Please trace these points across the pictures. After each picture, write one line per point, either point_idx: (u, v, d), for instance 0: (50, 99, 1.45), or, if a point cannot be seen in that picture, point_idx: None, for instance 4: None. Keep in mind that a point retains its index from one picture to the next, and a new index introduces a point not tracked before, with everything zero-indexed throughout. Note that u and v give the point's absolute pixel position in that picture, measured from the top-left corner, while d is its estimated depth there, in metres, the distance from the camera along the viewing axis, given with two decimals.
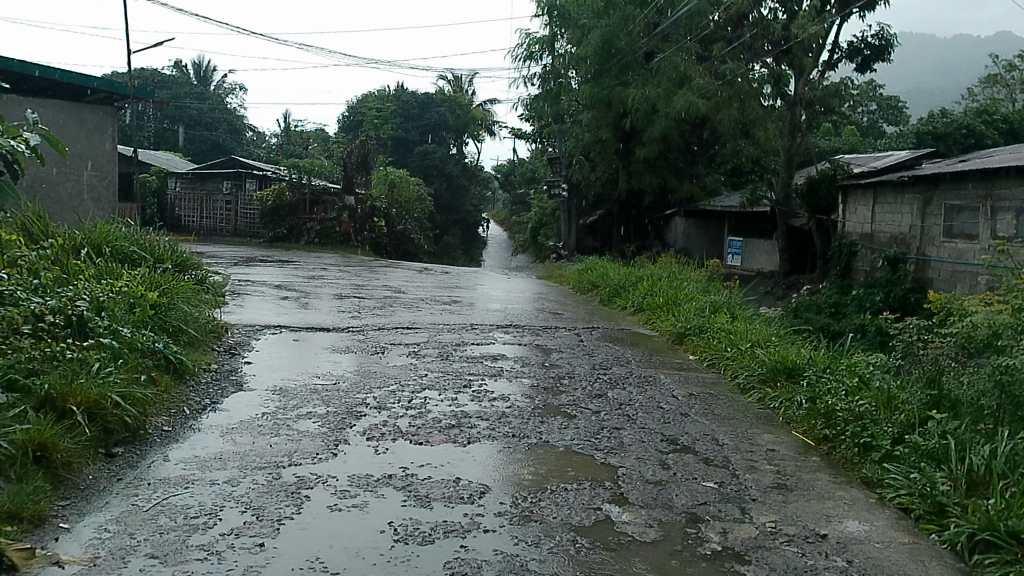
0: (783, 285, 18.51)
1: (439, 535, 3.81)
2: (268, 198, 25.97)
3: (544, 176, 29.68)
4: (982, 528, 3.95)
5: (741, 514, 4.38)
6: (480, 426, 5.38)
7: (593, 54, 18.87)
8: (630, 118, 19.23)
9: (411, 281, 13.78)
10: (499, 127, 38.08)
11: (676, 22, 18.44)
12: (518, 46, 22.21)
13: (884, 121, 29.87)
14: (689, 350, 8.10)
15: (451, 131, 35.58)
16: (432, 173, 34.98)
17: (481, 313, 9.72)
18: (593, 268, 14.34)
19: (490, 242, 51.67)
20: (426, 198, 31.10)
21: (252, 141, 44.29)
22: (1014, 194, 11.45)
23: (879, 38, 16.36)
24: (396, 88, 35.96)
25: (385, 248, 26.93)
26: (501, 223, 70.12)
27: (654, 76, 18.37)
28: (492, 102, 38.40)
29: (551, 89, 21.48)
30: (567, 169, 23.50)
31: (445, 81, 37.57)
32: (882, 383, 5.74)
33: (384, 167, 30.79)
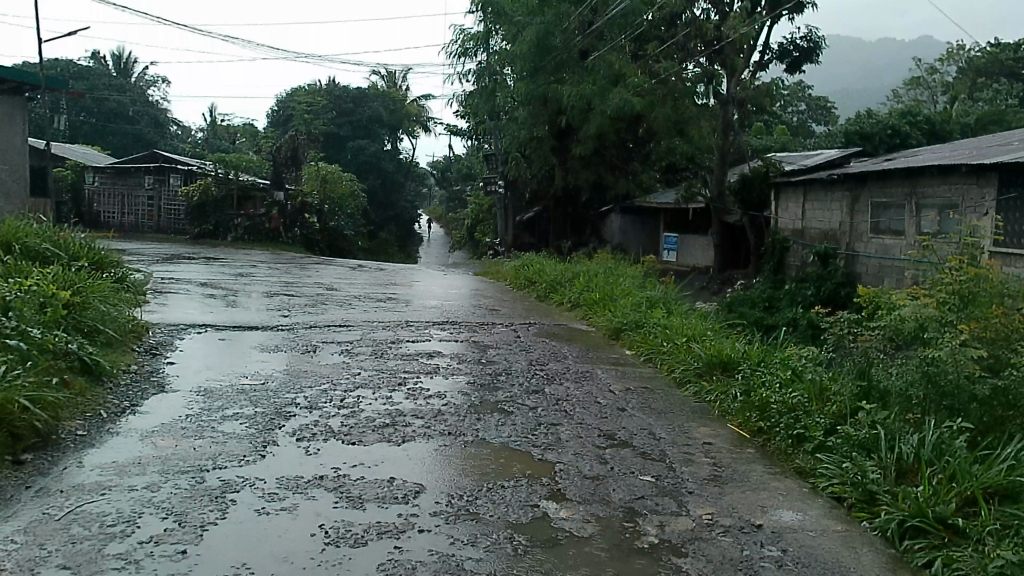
0: (717, 281, 18.87)
1: (371, 536, 3.70)
2: (194, 193, 25.24)
3: (481, 172, 29.69)
4: (912, 515, 4.08)
5: (678, 507, 4.38)
6: (415, 424, 5.27)
7: (528, 52, 18.90)
8: (566, 115, 19.33)
9: (343, 279, 13.48)
10: (435, 123, 37.88)
11: (611, 21, 18.52)
12: (452, 42, 22.14)
13: (814, 120, 30.93)
14: (625, 345, 8.15)
15: (385, 126, 35.18)
16: (366, 168, 34.58)
17: (416, 311, 9.58)
18: (531, 264, 14.36)
19: (426, 237, 51.43)
20: (361, 194, 30.74)
21: (175, 135, 43.11)
22: (938, 191, 11.96)
23: (807, 40, 16.85)
24: (327, 82, 35.42)
25: (317, 246, 26.51)
26: (438, 219, 69.78)
27: (589, 75, 18.50)
28: (426, 98, 38.19)
29: (487, 86, 21.45)
30: (503, 165, 23.48)
31: (379, 75, 37.01)
32: (814, 375, 5.89)
33: (315, 162, 30.33)
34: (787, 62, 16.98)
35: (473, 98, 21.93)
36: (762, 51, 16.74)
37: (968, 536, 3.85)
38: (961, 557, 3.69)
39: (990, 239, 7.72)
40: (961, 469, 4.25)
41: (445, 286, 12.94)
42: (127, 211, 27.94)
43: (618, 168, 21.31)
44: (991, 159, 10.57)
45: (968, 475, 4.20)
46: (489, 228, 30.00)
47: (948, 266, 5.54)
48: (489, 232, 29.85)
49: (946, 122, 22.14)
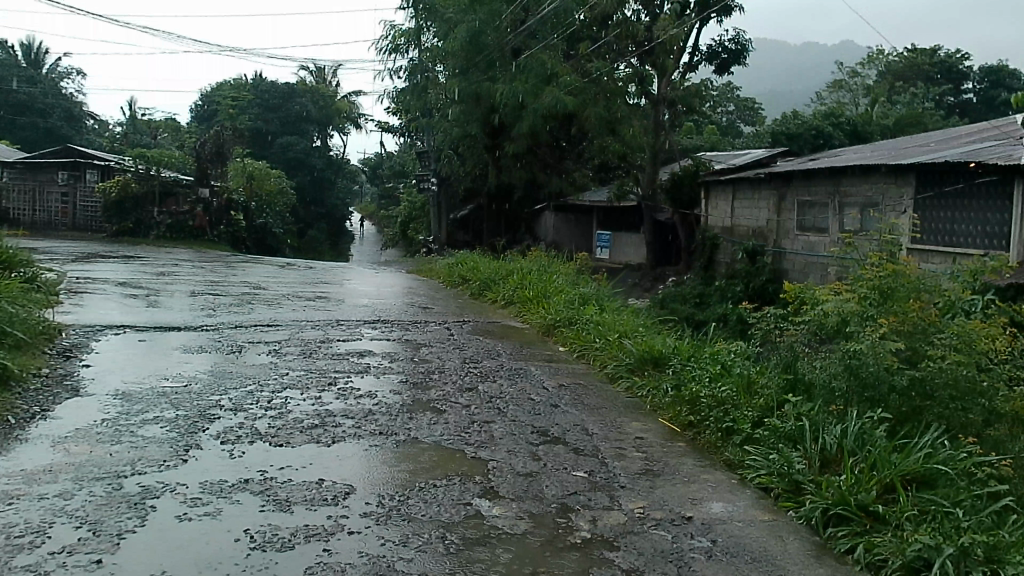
0: (649, 277, 19.16)
1: (299, 540, 3.61)
2: (112, 189, 24.32)
3: (413, 170, 29.49)
4: (834, 503, 4.20)
5: (610, 501, 4.41)
6: (345, 425, 5.18)
7: (460, 49, 18.85)
8: (499, 113, 19.37)
9: (272, 278, 13.16)
10: (365, 119, 37.50)
11: (543, 20, 18.64)
12: (383, 38, 22.00)
13: (741, 120, 31.73)
14: (559, 342, 8.19)
15: (314, 122, 34.59)
16: (295, 165, 33.93)
17: (347, 309, 9.43)
18: (463, 262, 14.31)
19: (358, 234, 50.83)
20: (289, 190, 30.22)
21: (91, 129, 41.47)
22: (859, 191, 12.43)
23: (734, 42, 17.35)
24: (253, 77, 34.62)
25: (243, 244, 26.01)
26: (368, 215, 69.03)
27: (521, 73, 18.56)
28: (357, 94, 37.77)
29: (418, 82, 21.38)
30: (436, 163, 23.38)
31: (309, 71, 36.37)
32: (742, 368, 6.03)
33: (241, 159, 29.63)
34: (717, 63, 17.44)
35: (405, 94, 21.93)
36: (692, 53, 17.12)
37: (888, 522, 4.00)
38: (881, 542, 3.82)
39: (906, 234, 8.04)
40: (881, 458, 4.40)
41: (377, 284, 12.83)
42: (39, 209, 26.73)
43: (551, 167, 21.47)
44: (909, 161, 11.03)
45: (887, 464, 4.35)
46: (421, 225, 29.84)
47: (867, 262, 5.67)
48: (422, 229, 29.67)
49: (867, 124, 22.98)
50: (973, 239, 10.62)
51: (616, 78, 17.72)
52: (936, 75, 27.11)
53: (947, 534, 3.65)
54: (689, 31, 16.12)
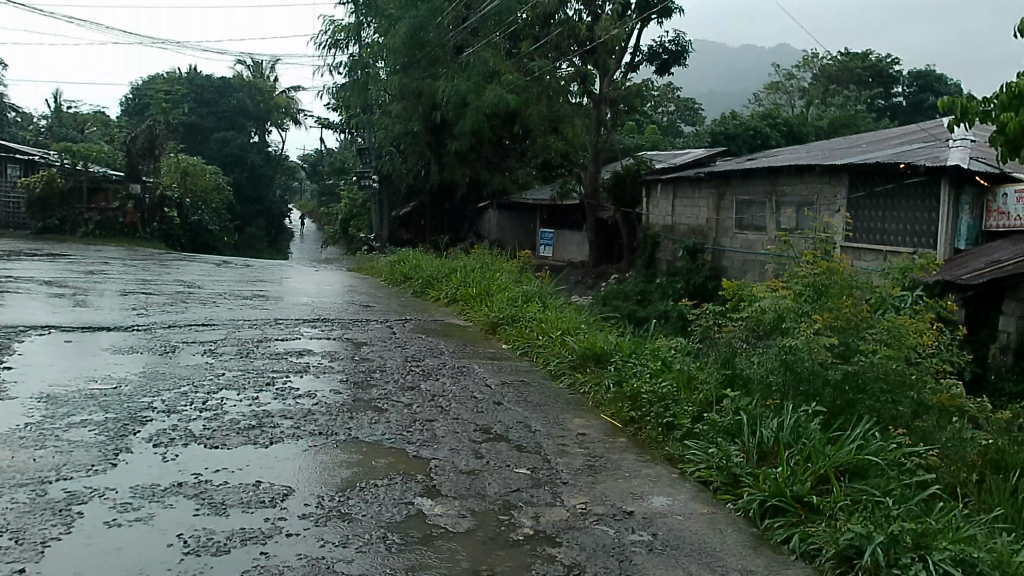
0: (592, 275, 19.33)
1: (236, 543, 3.53)
2: (36, 184, 23.20)
3: (353, 167, 29.19)
4: (771, 495, 4.30)
5: (552, 497, 4.43)
6: (283, 425, 5.09)
7: (401, 45, 18.75)
8: (441, 110, 19.31)
9: (208, 276, 12.85)
10: (304, 115, 36.97)
11: (485, 18, 18.64)
12: (323, 33, 21.76)
13: (682, 121, 32.21)
14: (502, 340, 8.19)
15: (251, 118, 33.91)
16: (232, 161, 33.21)
17: (286, 308, 9.27)
18: (405, 260, 14.21)
19: (298, 233, 50.01)
20: (225, 187, 29.61)
21: (14, 122, 39.86)
22: (794, 191, 12.76)
23: (675, 44, 17.63)
24: (187, 70, 33.78)
25: (177, 241, 25.44)
26: (307, 212, 67.90)
27: (463, 71, 18.54)
28: (295, 89, 37.21)
29: (358, 79, 21.14)
30: (377, 160, 23.21)
31: (245, 65, 35.67)
32: (682, 364, 6.13)
33: (175, 154, 28.87)
34: (657, 64, 17.68)
35: (344, 90, 21.71)
36: (633, 53, 17.34)
37: (822, 512, 4.11)
38: (816, 532, 3.92)
39: (839, 233, 8.26)
40: (815, 450, 4.52)
41: (317, 283, 12.64)
42: None
43: (494, 164, 21.58)
44: (843, 162, 11.36)
45: (822, 456, 4.47)
46: (363, 223, 29.55)
47: (802, 260, 5.81)
48: (363, 226, 29.38)
49: (802, 125, 23.59)
50: (902, 237, 11.00)
51: (557, 76, 17.37)
52: (867, 78, 28.01)
53: (877, 522, 3.76)
54: (630, 31, 16.32)
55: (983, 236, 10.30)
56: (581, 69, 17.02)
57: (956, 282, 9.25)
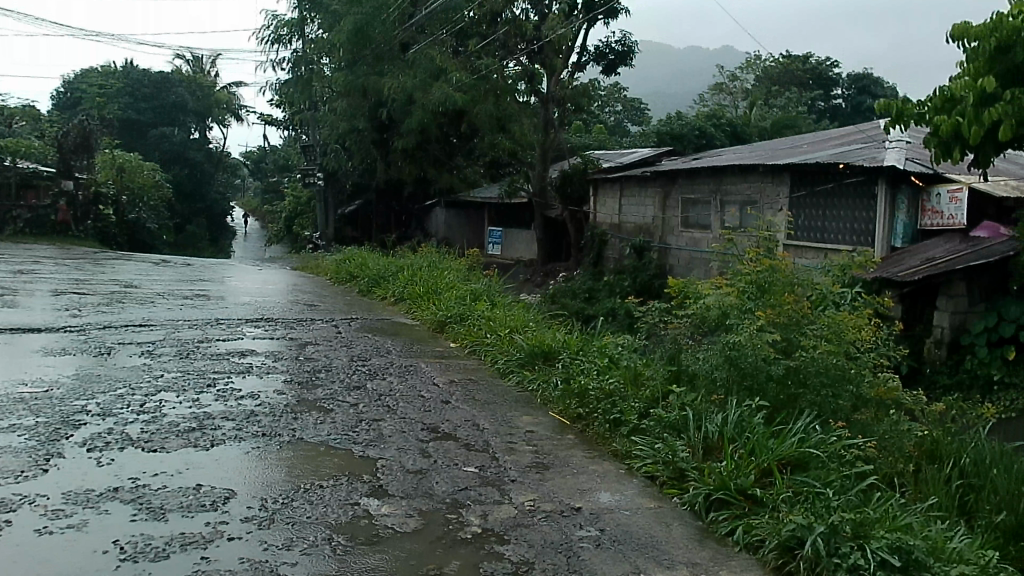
0: (541, 273, 19.42)
1: (175, 548, 3.44)
2: None
3: (298, 164, 28.79)
4: (716, 489, 4.36)
5: (500, 496, 4.42)
6: (225, 427, 4.98)
7: (346, 41, 18.59)
8: (387, 108, 19.19)
9: (145, 275, 12.54)
10: (246, 111, 36.33)
11: (432, 15, 18.60)
12: (266, 28, 21.53)
13: (629, 120, 32.47)
14: (449, 338, 8.16)
15: (191, 114, 33.18)
16: (172, 158, 32.43)
17: (227, 308, 9.08)
18: (350, 259, 14.06)
19: (242, 230, 49.12)
20: (164, 184, 28.91)
21: None
22: (738, 190, 13.02)
23: (622, 44, 17.78)
24: (123, 64, 32.89)
25: (113, 239, 25.32)
26: (250, 210, 66.63)
27: (410, 68, 18.46)
28: (237, 85, 36.53)
29: (303, 74, 21.02)
30: (322, 157, 22.99)
31: (185, 59, 34.91)
32: (629, 361, 6.19)
33: (110, 150, 28.07)
34: (604, 64, 17.82)
35: (288, 86, 21.52)
36: (580, 53, 17.46)
37: (765, 504, 4.19)
38: (759, 524, 4.00)
39: (780, 230, 8.45)
40: (759, 444, 4.60)
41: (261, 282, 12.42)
42: None
43: (442, 162, 21.02)
44: (784, 162, 11.62)
45: (765, 449, 4.55)
46: (308, 221, 29.16)
47: (746, 257, 5.90)
48: (308, 224, 29.00)
49: (746, 125, 24.02)
50: (840, 235, 11.31)
51: (505, 75, 17.48)
52: (808, 80, 28.67)
53: (817, 513, 3.84)
54: (576, 31, 16.44)
55: (918, 235, 10.64)
56: (528, 68, 17.13)
57: (893, 279, 9.55)
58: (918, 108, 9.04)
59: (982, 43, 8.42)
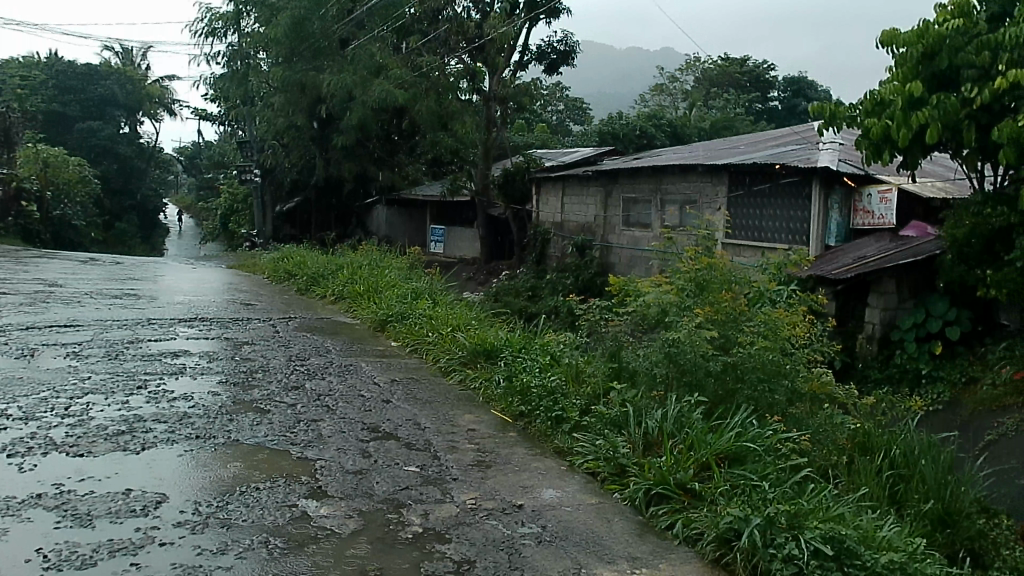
0: (484, 272, 19.43)
1: (103, 555, 3.33)
2: None
3: (234, 160, 28.18)
4: (656, 483, 4.42)
5: (441, 494, 4.40)
6: (157, 430, 4.84)
7: (283, 36, 18.28)
8: (326, 104, 18.93)
9: (71, 275, 12.08)
10: (179, 105, 35.39)
11: (371, 12, 18.44)
12: (200, 20, 20.99)
13: (571, 120, 32.65)
14: (390, 337, 8.09)
15: (121, 108, 32.17)
16: (99, 153, 31.38)
17: (159, 307, 8.83)
18: (288, 257, 13.83)
19: (176, 228, 47.83)
20: (92, 180, 27.97)
21: None
22: (678, 189, 13.23)
23: (564, 45, 17.87)
24: (47, 55, 31.67)
25: (36, 236, 24.86)
26: (184, 207, 64.90)
27: (349, 64, 18.26)
28: (170, 78, 35.57)
29: (238, 69, 20.56)
30: (259, 153, 22.58)
31: (113, 51, 33.81)
32: (571, 359, 6.22)
33: (34, 144, 27.00)
34: (546, 64, 17.85)
35: (222, 80, 21.02)
36: (522, 52, 17.50)
37: (703, 498, 4.27)
38: (698, 517, 4.06)
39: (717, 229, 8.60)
40: (697, 439, 4.67)
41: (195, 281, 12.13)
42: None
43: (383, 160, 21.37)
44: (723, 162, 11.85)
45: (703, 444, 4.63)
46: (245, 218, 28.59)
47: (684, 256, 5.99)
48: (245, 222, 28.42)
49: (686, 126, 24.42)
50: (777, 234, 11.58)
51: (446, 73, 17.26)
52: (746, 82, 29.26)
53: (753, 505, 3.91)
54: (518, 30, 16.47)
55: (850, 234, 10.97)
56: (470, 66, 16.93)
57: (827, 277, 9.84)
58: (850, 111, 9.32)
59: (910, 50, 8.75)
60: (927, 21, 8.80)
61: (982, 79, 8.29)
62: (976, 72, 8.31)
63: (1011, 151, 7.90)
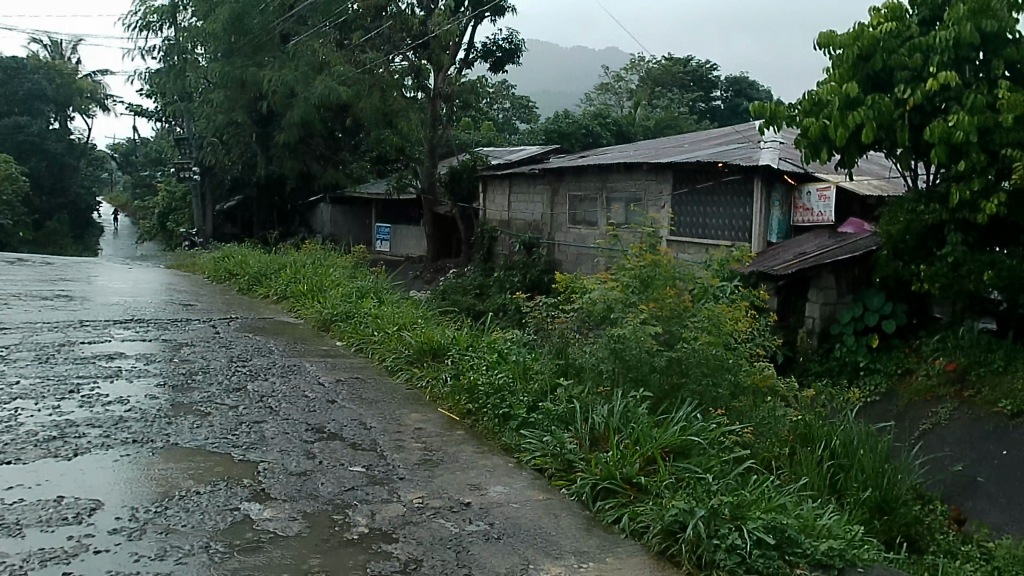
0: (431, 271, 19.33)
1: (33, 565, 3.22)
2: None
3: (171, 157, 27.50)
4: (602, 478, 4.46)
5: (388, 494, 4.36)
6: (90, 435, 4.71)
7: (222, 31, 17.94)
8: (268, 100, 18.62)
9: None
10: (112, 101, 34.34)
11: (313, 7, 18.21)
12: (134, 14, 20.45)
13: (517, 118, 32.69)
14: (335, 336, 8.01)
15: (50, 103, 31.09)
16: (27, 150, 30.28)
17: (92, 309, 8.57)
18: (230, 256, 13.55)
19: (111, 227, 46.31)
20: (20, 178, 26.99)
21: None
22: (623, 187, 13.38)
23: (510, 43, 17.86)
24: None
25: None
26: (120, 205, 62.94)
27: (291, 60, 18.01)
28: (103, 73, 34.48)
29: (175, 64, 20.09)
30: (198, 150, 22.09)
31: (42, 45, 32.65)
32: (518, 356, 6.21)
33: None
34: (491, 62, 17.82)
35: (159, 75, 20.52)
36: (467, 50, 17.47)
37: (649, 492, 4.31)
38: (644, 511, 4.11)
39: (662, 226, 8.72)
40: (643, 433, 4.71)
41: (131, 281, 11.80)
42: None
43: (326, 159, 20.93)
44: (667, 161, 12.02)
45: (648, 438, 4.68)
46: (184, 217, 27.93)
47: (629, 253, 6.06)
48: (185, 221, 27.77)
49: (631, 125, 24.71)
50: (719, 231, 11.80)
51: (391, 70, 17.20)
52: (689, 82, 29.73)
53: (698, 498, 3.96)
54: (463, 28, 16.43)
55: (791, 231, 11.24)
56: (415, 63, 17.06)
57: (768, 272, 10.06)
58: (790, 110, 9.51)
59: (846, 51, 8.96)
60: (863, 24, 9.04)
61: (914, 80, 8.61)
62: (908, 74, 8.62)
63: (941, 151, 8.23)
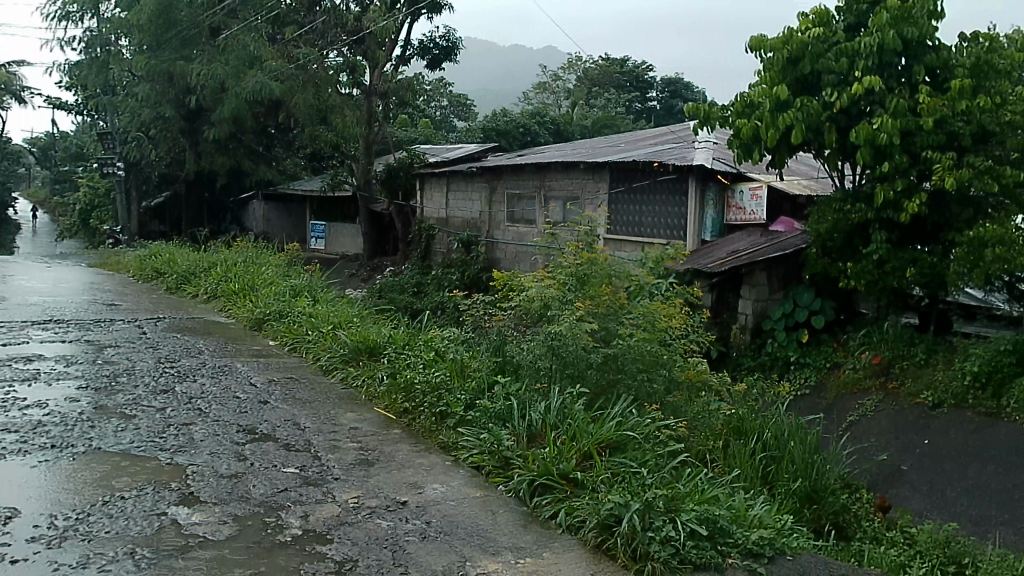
0: (368, 269, 19.14)
1: None
2: None
3: (94, 152, 26.48)
4: (539, 475, 4.48)
5: (323, 495, 4.30)
6: (6, 441, 4.53)
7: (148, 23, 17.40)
8: (198, 95, 18.14)
9: None
10: (30, 94, 32.85)
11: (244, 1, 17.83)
12: (53, 4, 19.66)
13: (455, 116, 32.50)
14: (268, 336, 7.85)
15: None
16: None
17: (6, 309, 8.20)
18: (157, 255, 13.13)
19: (31, 225, 44.41)
20: None
21: None
22: (560, 185, 13.47)
23: (447, 40, 17.81)
24: None
25: None
26: (39, 202, 60.26)
27: (221, 55, 17.58)
28: (19, 64, 32.93)
29: (98, 56, 19.41)
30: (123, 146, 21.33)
31: None
32: (455, 353, 6.17)
33: None
34: (428, 59, 17.72)
35: (81, 68, 19.77)
36: (404, 47, 17.34)
37: (585, 486, 4.35)
38: (580, 505, 4.14)
39: (598, 224, 8.82)
40: (578, 429, 4.74)
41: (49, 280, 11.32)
42: None
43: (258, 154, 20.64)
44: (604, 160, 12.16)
45: (584, 434, 4.71)
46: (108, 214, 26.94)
47: (566, 251, 6.10)
48: (110, 218, 26.79)
49: (568, 124, 24.90)
50: (654, 229, 11.99)
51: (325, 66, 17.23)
52: (625, 82, 30.08)
53: (632, 491, 4.01)
54: (399, 24, 16.30)
55: (724, 229, 11.48)
56: (350, 59, 16.83)
57: (701, 270, 10.27)
58: (723, 112, 9.72)
59: (776, 55, 9.21)
60: (791, 29, 9.29)
61: (840, 83, 8.91)
62: (834, 78, 8.91)
63: (866, 152, 8.53)
